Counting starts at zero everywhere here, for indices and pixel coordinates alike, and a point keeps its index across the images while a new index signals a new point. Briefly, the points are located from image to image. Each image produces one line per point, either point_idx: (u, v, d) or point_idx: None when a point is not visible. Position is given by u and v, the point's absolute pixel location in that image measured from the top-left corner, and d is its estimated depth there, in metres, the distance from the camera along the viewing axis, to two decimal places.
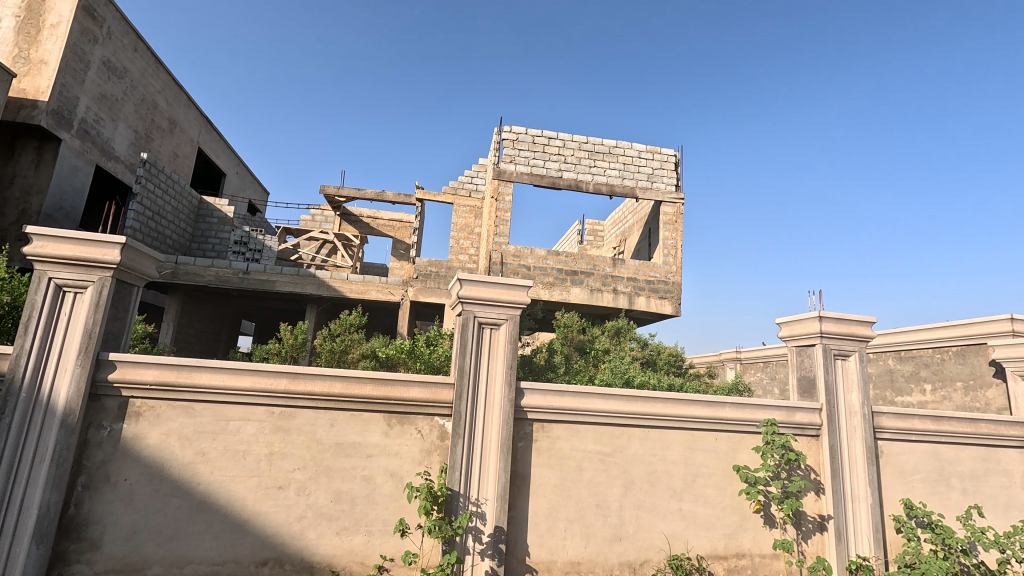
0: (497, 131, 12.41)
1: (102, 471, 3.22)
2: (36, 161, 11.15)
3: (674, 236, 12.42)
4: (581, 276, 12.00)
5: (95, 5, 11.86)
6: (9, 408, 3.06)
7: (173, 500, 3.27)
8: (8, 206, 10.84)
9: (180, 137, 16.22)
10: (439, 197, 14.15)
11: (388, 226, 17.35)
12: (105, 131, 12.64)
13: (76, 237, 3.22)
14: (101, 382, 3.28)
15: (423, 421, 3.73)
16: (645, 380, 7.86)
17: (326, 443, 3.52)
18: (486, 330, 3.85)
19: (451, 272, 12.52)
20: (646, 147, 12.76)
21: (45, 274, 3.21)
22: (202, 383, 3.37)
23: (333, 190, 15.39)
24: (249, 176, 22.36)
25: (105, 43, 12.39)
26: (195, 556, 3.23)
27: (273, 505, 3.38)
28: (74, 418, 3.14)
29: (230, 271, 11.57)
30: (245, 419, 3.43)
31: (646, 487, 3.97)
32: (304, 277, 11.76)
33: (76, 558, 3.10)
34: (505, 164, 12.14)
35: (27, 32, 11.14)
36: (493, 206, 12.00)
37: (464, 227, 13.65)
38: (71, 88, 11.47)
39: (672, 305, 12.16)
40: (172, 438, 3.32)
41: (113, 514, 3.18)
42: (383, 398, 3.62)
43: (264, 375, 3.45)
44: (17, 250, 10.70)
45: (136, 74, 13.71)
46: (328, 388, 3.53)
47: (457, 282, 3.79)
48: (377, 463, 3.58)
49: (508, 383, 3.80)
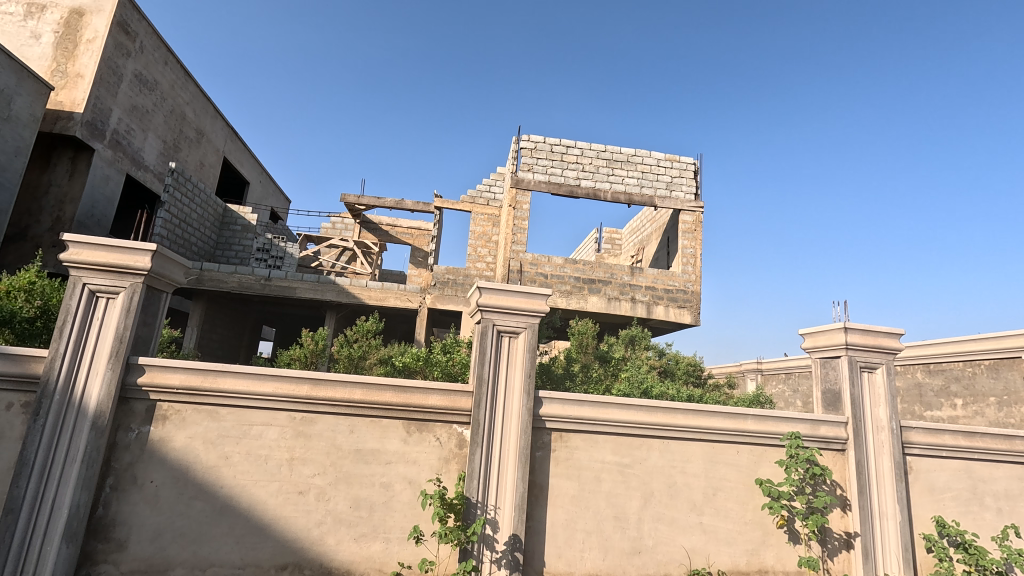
0: (515, 141, 12.47)
1: (129, 474, 3.29)
2: (70, 170, 11.57)
3: (694, 245, 12.31)
4: (599, 284, 11.95)
5: (129, 21, 12.33)
6: (43, 409, 3.16)
7: (196, 503, 3.32)
8: (44, 213, 11.28)
9: (206, 147, 16.64)
10: (457, 205, 14.29)
11: (407, 234, 17.63)
12: (136, 142, 13.03)
13: (110, 245, 3.33)
14: (130, 386, 3.37)
15: (441, 428, 3.74)
16: (664, 391, 7.76)
17: (346, 449, 3.55)
18: (504, 338, 3.86)
19: (468, 280, 12.62)
20: (665, 155, 12.69)
21: (80, 280, 3.32)
22: (226, 389, 3.44)
23: (353, 199, 15.61)
24: (272, 185, 22.84)
25: (138, 57, 12.84)
26: (217, 558, 3.28)
27: (293, 510, 3.41)
28: (104, 420, 3.22)
29: (253, 278, 11.81)
30: (267, 424, 3.48)
31: (666, 500, 3.91)
32: (324, 283, 11.90)
33: (103, 558, 3.17)
34: (523, 173, 12.18)
35: (65, 47, 11.63)
36: (511, 214, 12.05)
37: (482, 235, 13.80)
38: (105, 100, 11.89)
39: (692, 315, 12.03)
40: (197, 441, 3.39)
41: (139, 516, 3.25)
42: (402, 406, 3.64)
43: (287, 381, 3.52)
44: (52, 256, 11.09)
45: (166, 86, 14.15)
46: (349, 395, 3.57)
47: (477, 290, 3.81)
48: (395, 470, 3.60)
49: (527, 393, 3.79)
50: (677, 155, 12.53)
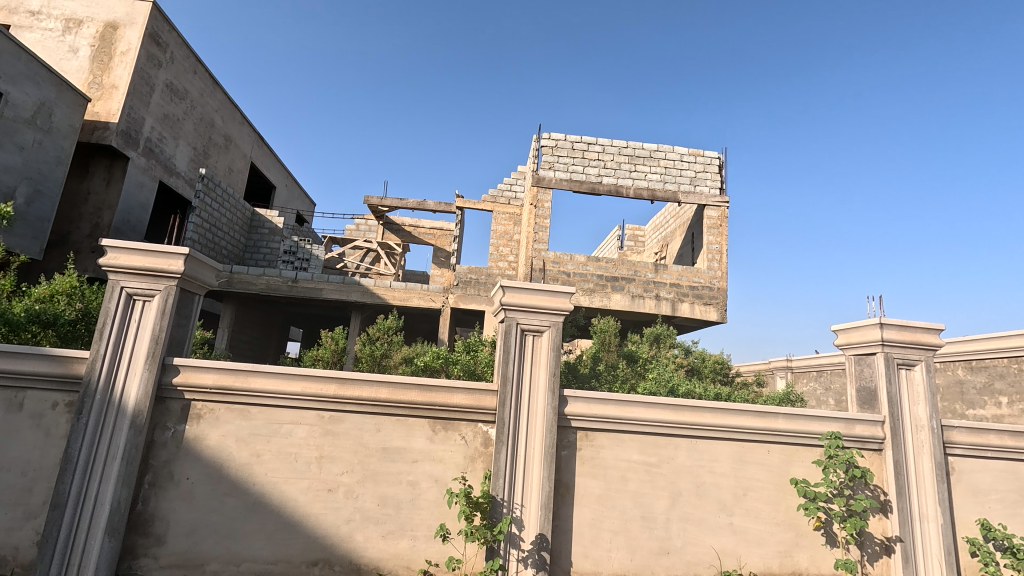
0: (536, 139, 12.45)
1: (166, 470, 3.39)
2: (107, 179, 12.02)
3: (719, 240, 12.10)
4: (623, 281, 11.84)
5: (160, 32, 12.73)
6: (85, 408, 3.29)
7: (230, 500, 3.41)
8: (83, 220, 11.74)
9: (234, 153, 17.07)
10: (479, 204, 14.32)
11: (430, 234, 17.76)
12: (167, 149, 13.45)
13: (145, 249, 3.44)
14: (166, 386, 3.47)
15: (466, 427, 3.75)
16: (691, 389, 7.64)
17: (373, 447, 3.60)
18: (528, 336, 3.85)
19: (491, 279, 12.67)
20: (688, 150, 12.48)
21: (117, 284, 3.44)
22: (257, 389, 3.52)
23: (376, 201, 15.81)
24: (298, 189, 23.29)
25: (169, 67, 13.25)
26: (250, 554, 3.36)
27: (322, 507, 3.47)
28: (142, 418, 3.33)
29: (280, 280, 12.04)
30: (296, 423, 3.55)
31: (694, 500, 3.85)
32: (349, 284, 12.08)
33: (143, 552, 3.28)
34: (544, 171, 12.14)
35: (101, 60, 12.07)
36: (532, 213, 12.01)
37: (504, 234, 13.81)
38: (138, 110, 12.30)
39: (718, 312, 11.82)
40: (230, 440, 3.47)
41: (176, 511, 3.35)
42: (428, 404, 3.67)
43: (314, 381, 3.58)
44: (91, 261, 11.54)
45: (195, 95, 14.56)
46: (375, 394, 3.61)
47: (500, 289, 3.81)
48: (421, 468, 3.63)
49: (551, 391, 3.77)
50: (701, 149, 12.30)
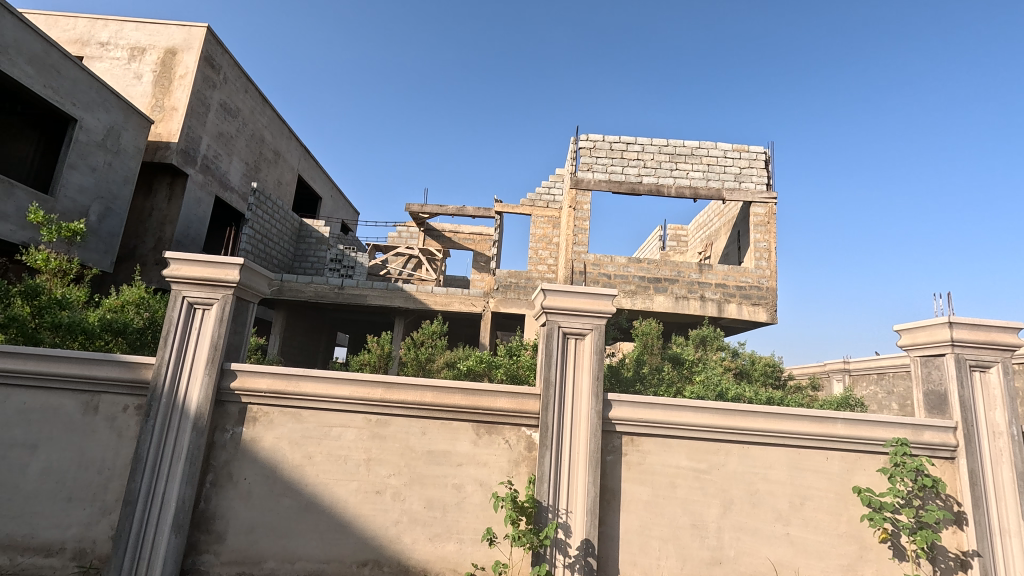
0: (574, 141, 12.39)
1: (226, 471, 3.56)
2: (169, 195, 12.79)
3: (767, 238, 11.66)
4: (666, 283, 11.58)
5: (214, 55, 13.47)
6: (153, 411, 3.50)
7: (284, 500, 3.54)
8: (148, 235, 12.53)
9: (283, 167, 17.84)
10: (517, 208, 14.36)
11: (469, 239, 17.96)
12: (222, 165, 14.19)
13: (204, 260, 3.63)
14: (224, 390, 3.64)
15: (510, 431, 3.75)
16: (741, 393, 7.38)
17: (419, 450, 3.65)
18: (570, 340, 3.82)
19: (531, 282, 12.67)
20: (732, 145, 12.09)
21: (179, 294, 3.65)
22: (308, 393, 3.64)
23: (417, 208, 16.13)
24: (342, 199, 24.07)
25: (222, 87, 14.00)
26: (304, 553, 3.47)
27: (371, 509, 3.55)
28: (203, 421, 3.51)
29: (328, 287, 12.46)
30: (345, 426, 3.65)
31: (747, 508, 3.70)
32: (393, 290, 12.36)
33: (206, 548, 3.45)
34: (582, 173, 12.04)
35: (162, 84, 12.88)
36: (571, 215, 11.93)
37: (543, 237, 13.81)
38: (196, 129, 13.05)
39: (768, 312, 11.39)
40: (283, 442, 3.61)
41: (235, 510, 3.51)
42: (471, 408, 3.70)
43: (362, 385, 3.67)
44: (156, 272, 12.30)
45: (247, 112, 15.31)
46: (420, 398, 3.67)
47: (541, 292, 3.80)
48: (466, 472, 3.65)
49: (595, 395, 3.72)
50: (746, 145, 11.90)
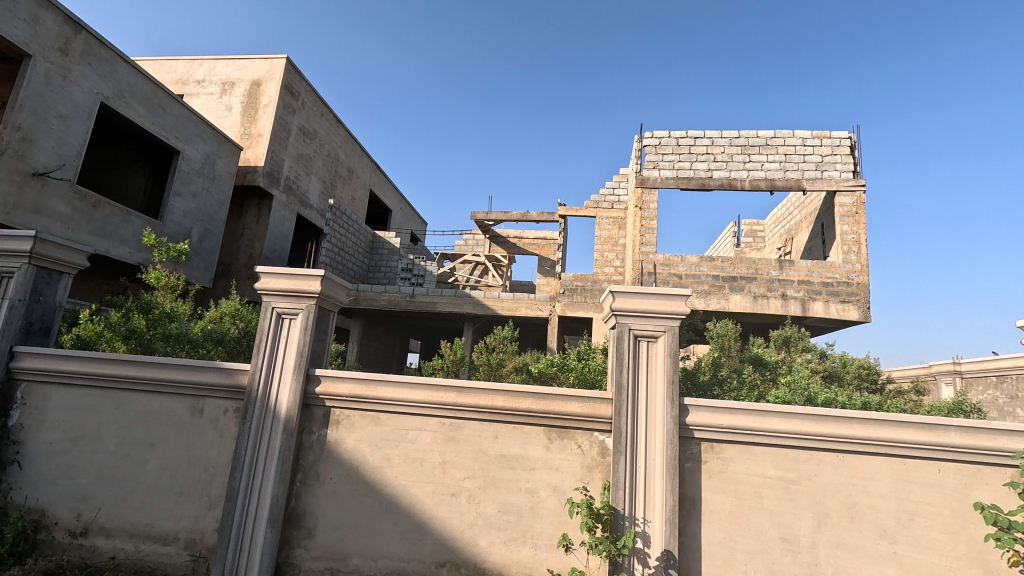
0: (638, 139, 12.11)
1: (314, 470, 3.78)
2: (257, 215, 13.90)
3: (856, 230, 10.78)
4: (742, 281, 10.97)
5: (293, 83, 14.51)
6: (249, 414, 3.79)
7: (367, 499, 3.69)
8: (241, 252, 13.67)
9: (356, 183, 18.84)
10: (582, 211, 14.22)
11: (534, 245, 18.03)
12: (302, 185, 15.22)
13: (290, 273, 3.90)
14: (310, 395, 3.87)
15: (583, 436, 3.70)
16: (834, 398, 6.81)
17: (492, 454, 3.69)
18: (642, 343, 3.70)
19: (598, 285, 12.48)
20: (812, 132, 11.28)
21: (270, 305, 3.94)
22: (385, 397, 3.79)
23: (482, 216, 16.42)
24: (411, 211, 25.01)
25: (301, 112, 15.03)
26: (386, 551, 3.60)
27: (447, 511, 3.62)
28: (292, 423, 3.75)
29: (400, 296, 12.96)
30: (421, 429, 3.76)
31: (845, 523, 3.40)
32: (461, 297, 12.64)
33: (298, 543, 3.67)
34: (648, 171, 11.72)
35: (249, 113, 14.04)
36: (638, 215, 11.64)
37: (609, 239, 13.59)
38: (279, 152, 14.09)
39: (860, 311, 10.51)
40: (364, 444, 3.78)
41: (322, 508, 3.71)
42: (543, 412, 3.68)
43: (435, 389, 3.77)
44: (248, 286, 13.38)
45: (323, 134, 16.33)
46: (491, 402, 3.71)
47: (610, 294, 3.72)
48: (539, 476, 3.64)
49: (670, 399, 3.58)
50: (828, 130, 11.06)
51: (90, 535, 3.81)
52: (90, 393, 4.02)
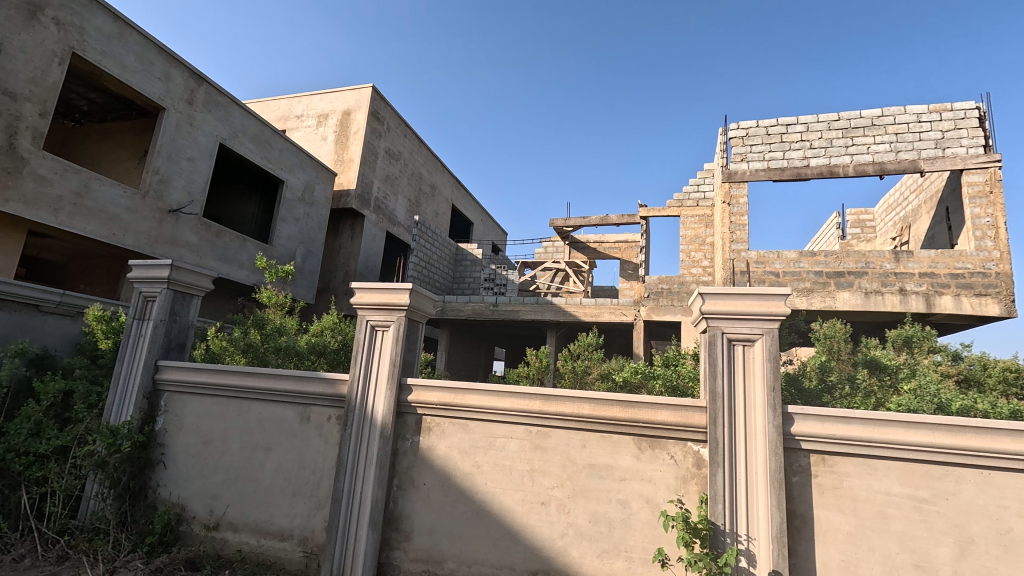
0: (722, 131, 11.50)
1: (409, 475, 3.95)
2: (352, 234, 14.94)
3: (991, 213, 9.44)
4: (850, 277, 9.97)
5: (379, 110, 15.49)
6: (350, 421, 4.05)
7: (459, 505, 3.79)
8: (338, 270, 14.74)
9: (439, 198, 19.63)
10: (665, 211, 13.72)
11: (615, 248, 17.58)
12: (390, 204, 16.14)
13: (382, 287, 4.14)
14: (403, 403, 4.06)
15: (675, 446, 3.53)
16: (973, 406, 5.92)
17: (580, 463, 3.64)
18: (737, 347, 3.48)
19: (685, 287, 11.95)
20: (929, 106, 10.04)
21: (365, 318, 4.20)
22: (473, 405, 3.88)
23: (561, 223, 16.40)
24: (491, 222, 25.59)
25: (387, 136, 15.99)
26: (479, 557, 3.67)
27: (538, 520, 3.62)
28: (388, 430, 3.96)
29: (484, 305, 13.27)
30: (508, 437, 3.81)
31: (995, 552, 2.95)
32: (543, 304, 12.67)
33: (397, 545, 3.85)
34: (735, 165, 11.08)
35: (341, 141, 15.17)
36: (726, 212, 11.01)
37: (695, 238, 12.99)
38: (368, 175, 15.07)
39: (1002, 306, 9.19)
40: (455, 451, 3.89)
41: (418, 512, 3.87)
42: (632, 421, 3.57)
43: (521, 397, 3.80)
44: (345, 301, 14.37)
45: (407, 154, 17.23)
46: (578, 410, 3.67)
47: (699, 297, 3.55)
48: (631, 487, 3.53)
49: (772, 407, 3.32)
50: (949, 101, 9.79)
51: (220, 529, 4.26)
52: (217, 401, 4.52)
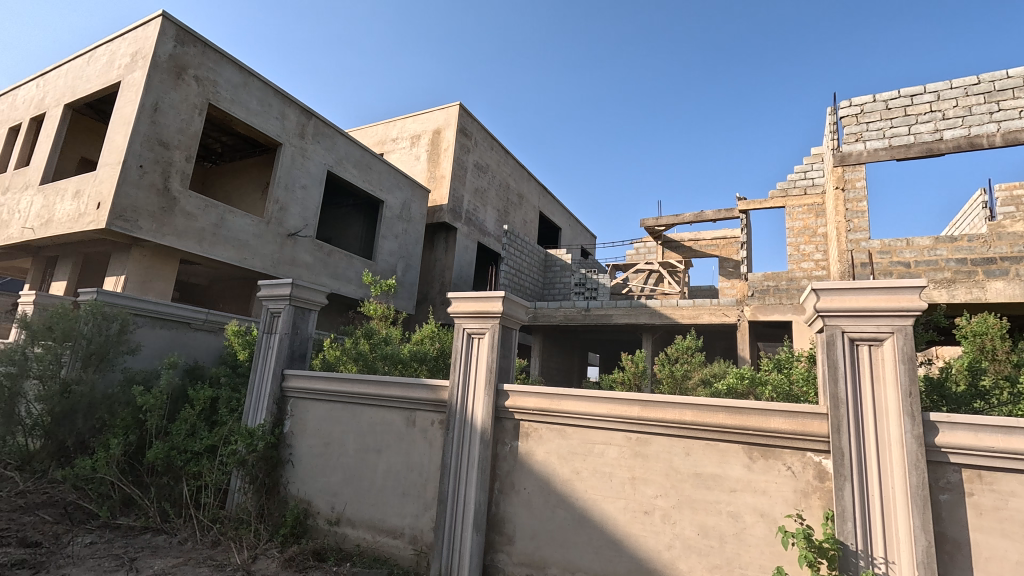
0: (832, 111, 10.47)
1: (509, 480, 4.03)
2: (445, 247, 15.63)
3: None
4: (1004, 263, 8.56)
5: (466, 126, 16.12)
6: (452, 426, 4.23)
7: (560, 511, 3.79)
8: (434, 281, 15.46)
9: (527, 206, 19.90)
10: (767, 202, 12.75)
11: (712, 245, 16.60)
12: (480, 215, 16.66)
13: (476, 296, 4.28)
14: (501, 408, 4.16)
15: (792, 456, 3.25)
16: None
17: (685, 472, 3.47)
18: (862, 347, 3.13)
19: (795, 284, 10.99)
20: None
21: (462, 326, 4.37)
22: (570, 411, 3.87)
23: (652, 222, 15.87)
24: (579, 227, 25.41)
25: (475, 150, 16.57)
26: (582, 565, 3.63)
27: (642, 529, 3.50)
28: (488, 435, 4.07)
29: (575, 310, 13.19)
30: (607, 443, 3.74)
31: None
32: (637, 308, 12.31)
33: (500, 548, 3.94)
34: (849, 146, 10.03)
35: (433, 158, 15.97)
36: (840, 198, 9.97)
37: (804, 230, 11.92)
38: (458, 189, 15.70)
39: None
40: (553, 456, 3.90)
41: (519, 516, 3.92)
42: (740, 428, 3.35)
43: (619, 403, 3.72)
44: (442, 311, 15.02)
45: (494, 166, 17.70)
46: (680, 417, 3.51)
47: (813, 293, 3.25)
48: (743, 500, 3.30)
49: (909, 415, 2.93)
50: None
51: (341, 525, 4.63)
52: (334, 407, 4.94)
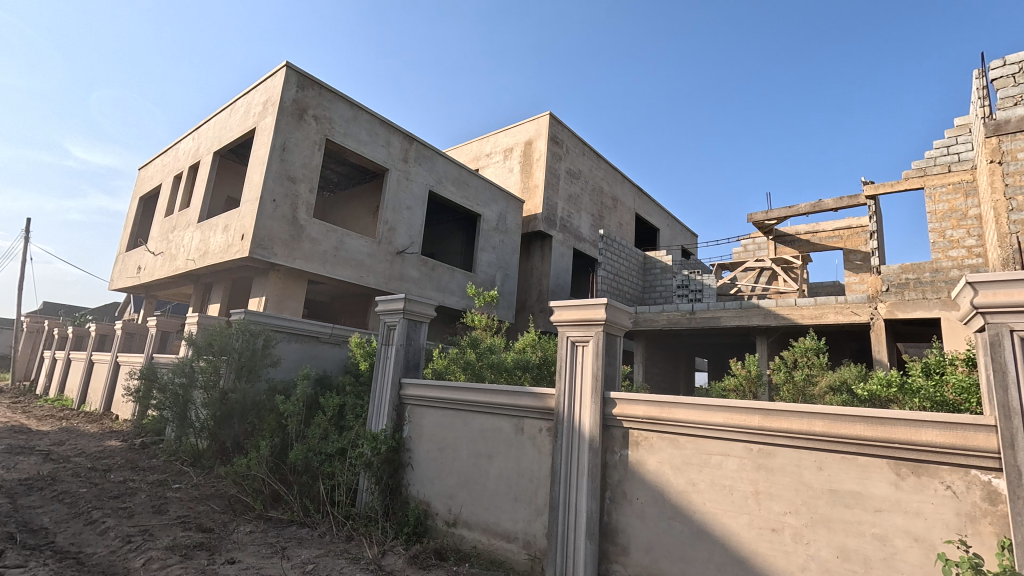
0: (979, 74, 9.06)
1: (621, 489, 3.97)
2: (542, 255, 15.82)
3: None
4: None
5: (557, 134, 16.25)
6: (560, 433, 4.27)
7: (676, 523, 3.65)
8: (532, 289, 15.69)
9: (622, 209, 19.50)
10: (900, 185, 11.29)
11: (834, 238, 15.12)
12: (574, 222, 16.64)
13: (578, 304, 4.31)
14: (609, 416, 4.12)
15: (951, 474, 2.85)
16: None
17: (818, 488, 3.19)
18: None
19: (942, 275, 9.59)
20: None
21: (565, 334, 4.41)
22: (682, 419, 3.73)
23: (761, 216, 14.76)
24: (679, 226, 24.34)
25: (566, 157, 16.63)
26: None
27: (769, 548, 3.26)
28: (597, 443, 4.04)
29: (679, 313, 12.64)
30: (725, 454, 3.55)
31: None
32: (748, 309, 11.50)
33: (615, 558, 3.88)
34: (1005, 111, 8.59)
35: (526, 169, 16.28)
36: (996, 173, 8.56)
37: (950, 212, 10.37)
38: (552, 197, 15.84)
39: None
40: (666, 466, 3.77)
41: (633, 526, 3.84)
42: (883, 441, 3.01)
43: (736, 412, 3.52)
44: (541, 318, 15.17)
45: (587, 171, 17.61)
46: (809, 427, 3.24)
47: (969, 288, 2.84)
48: (891, 521, 2.95)
49: None
50: None
51: (458, 526, 4.86)
52: (447, 413, 5.22)
